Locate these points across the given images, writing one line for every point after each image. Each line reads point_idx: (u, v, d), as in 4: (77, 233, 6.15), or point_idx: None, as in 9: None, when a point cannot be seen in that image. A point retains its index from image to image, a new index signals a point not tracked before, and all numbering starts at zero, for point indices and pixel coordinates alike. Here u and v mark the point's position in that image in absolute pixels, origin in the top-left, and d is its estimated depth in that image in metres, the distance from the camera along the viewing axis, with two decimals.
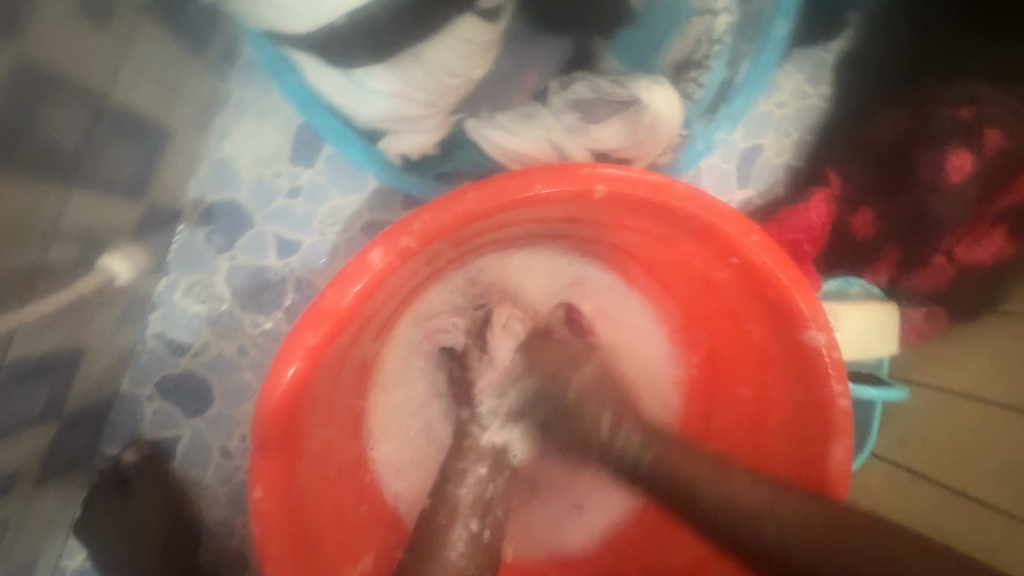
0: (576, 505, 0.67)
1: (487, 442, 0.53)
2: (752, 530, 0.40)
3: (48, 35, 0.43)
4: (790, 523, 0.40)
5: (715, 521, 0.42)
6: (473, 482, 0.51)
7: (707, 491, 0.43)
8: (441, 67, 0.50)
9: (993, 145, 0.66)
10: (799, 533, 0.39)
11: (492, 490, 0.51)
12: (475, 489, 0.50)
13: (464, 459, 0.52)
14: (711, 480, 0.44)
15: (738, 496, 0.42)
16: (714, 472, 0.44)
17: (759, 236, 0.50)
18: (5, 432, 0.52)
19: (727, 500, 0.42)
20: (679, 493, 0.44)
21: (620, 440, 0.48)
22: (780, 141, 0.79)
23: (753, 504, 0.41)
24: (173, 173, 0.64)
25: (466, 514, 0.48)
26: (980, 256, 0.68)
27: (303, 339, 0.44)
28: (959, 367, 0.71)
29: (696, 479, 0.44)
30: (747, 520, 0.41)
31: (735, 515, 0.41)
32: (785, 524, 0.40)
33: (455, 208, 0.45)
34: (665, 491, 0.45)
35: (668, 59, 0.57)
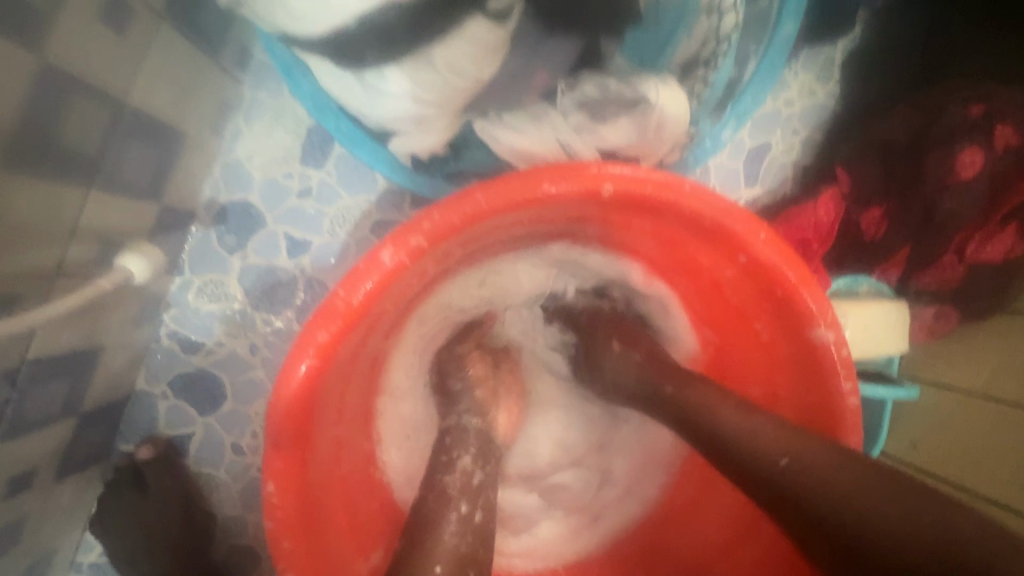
0: (593, 514, 0.67)
1: (471, 429, 0.55)
2: (760, 464, 0.44)
3: (67, 40, 0.44)
4: (812, 473, 0.41)
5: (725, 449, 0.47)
6: (461, 470, 0.51)
7: (728, 421, 0.47)
8: (450, 68, 0.50)
9: (1004, 141, 0.66)
10: (811, 473, 0.41)
11: (480, 476, 0.52)
12: (463, 475, 0.51)
13: (450, 451, 0.53)
14: (731, 421, 0.47)
15: (755, 441, 0.45)
16: (737, 409, 0.48)
17: (767, 235, 0.50)
18: (25, 428, 0.53)
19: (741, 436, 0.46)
20: (704, 430, 0.48)
21: (638, 368, 0.54)
22: (788, 139, 0.79)
23: (769, 442, 0.44)
24: (186, 174, 0.65)
25: (457, 497, 0.49)
26: (990, 253, 0.68)
27: (315, 337, 0.45)
28: (968, 365, 0.72)
29: (718, 414, 0.48)
30: (760, 455, 0.44)
31: (746, 452, 0.45)
32: (797, 463, 0.42)
33: (464, 208, 0.46)
34: (689, 424, 0.49)
35: (675, 59, 0.57)
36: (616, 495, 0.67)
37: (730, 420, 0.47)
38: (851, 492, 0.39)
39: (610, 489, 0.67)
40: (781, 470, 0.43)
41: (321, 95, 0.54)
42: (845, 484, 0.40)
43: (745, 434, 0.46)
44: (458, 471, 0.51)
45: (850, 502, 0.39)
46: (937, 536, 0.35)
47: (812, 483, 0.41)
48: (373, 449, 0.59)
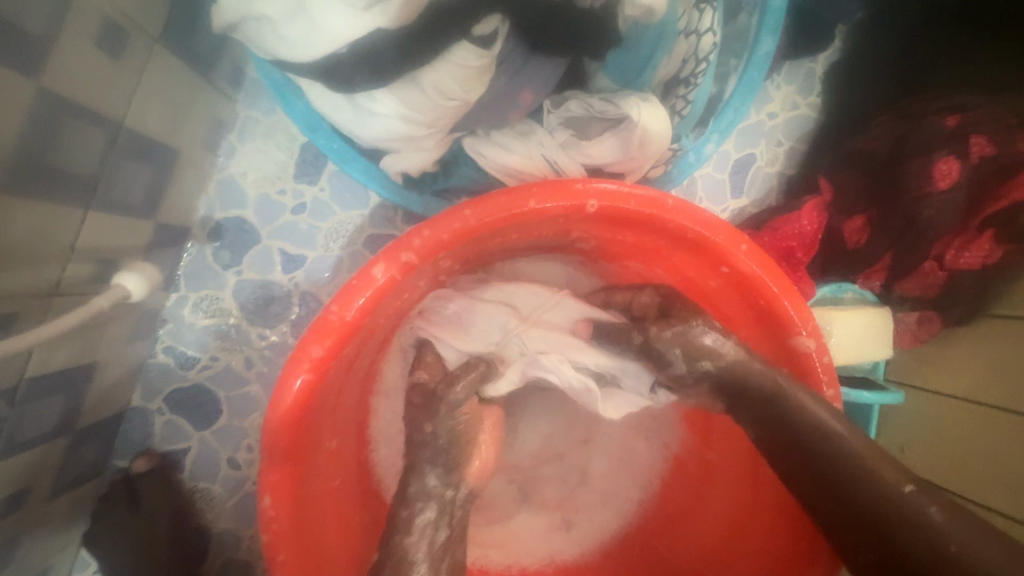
0: (569, 524, 0.67)
1: (434, 484, 0.50)
2: (824, 450, 0.48)
3: (65, 67, 0.45)
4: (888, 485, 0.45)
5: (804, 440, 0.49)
6: (423, 527, 0.48)
7: (817, 420, 0.48)
8: (437, 91, 0.51)
9: (978, 151, 0.67)
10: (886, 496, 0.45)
11: (445, 534, 0.49)
12: (427, 534, 0.48)
13: (412, 504, 0.49)
14: (819, 413, 0.49)
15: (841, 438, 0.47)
16: (821, 402, 0.50)
17: (748, 246, 0.52)
18: (19, 447, 0.53)
19: (810, 423, 0.48)
20: (796, 432, 0.49)
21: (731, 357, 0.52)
22: (772, 150, 0.82)
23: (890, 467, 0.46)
24: (181, 193, 0.66)
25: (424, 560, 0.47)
26: (968, 259, 0.70)
27: (308, 353, 0.46)
28: (952, 371, 0.74)
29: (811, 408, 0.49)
30: (830, 445, 0.48)
31: (818, 436, 0.48)
32: (860, 460, 0.46)
33: (453, 224, 0.47)
34: (768, 409, 0.51)
35: (657, 76, 0.60)
36: (596, 507, 0.68)
37: (814, 402, 0.49)
38: (929, 524, 0.43)
39: (594, 500, 0.68)
40: (847, 460, 0.47)
41: (313, 113, 0.55)
42: (894, 496, 0.45)
43: (833, 431, 0.48)
44: (421, 529, 0.48)
45: (892, 510, 0.45)
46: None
47: (864, 483, 0.46)
48: (366, 460, 0.59)
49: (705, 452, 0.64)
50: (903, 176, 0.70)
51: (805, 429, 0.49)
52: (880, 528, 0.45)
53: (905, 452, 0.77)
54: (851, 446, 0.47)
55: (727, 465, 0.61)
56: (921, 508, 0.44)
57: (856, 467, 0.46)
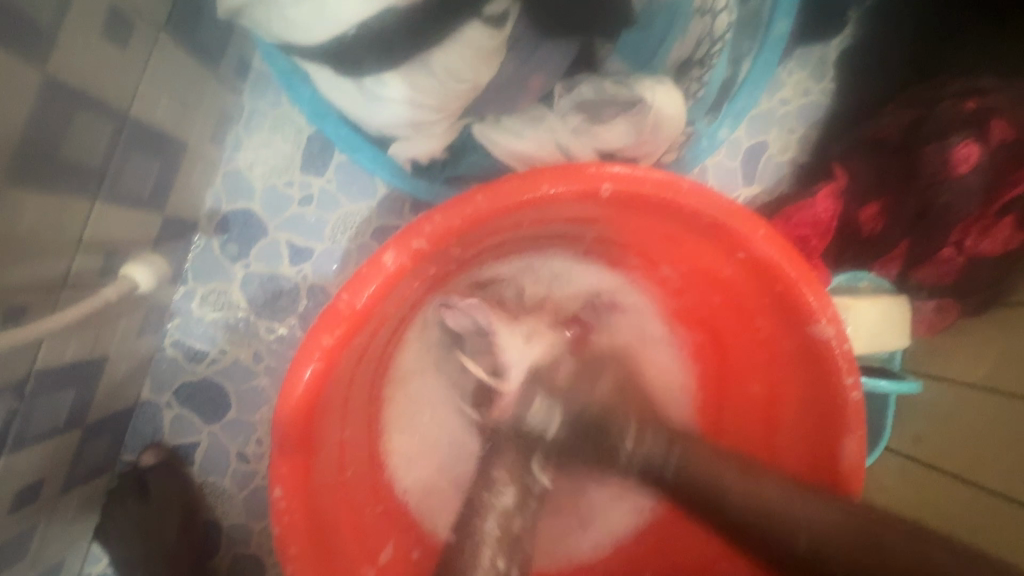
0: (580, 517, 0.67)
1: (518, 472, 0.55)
2: (751, 518, 0.44)
3: (72, 56, 0.45)
4: (818, 530, 0.42)
5: (729, 519, 0.45)
6: (500, 516, 0.53)
7: (735, 492, 0.46)
8: (448, 73, 0.50)
9: (1000, 135, 0.66)
10: (825, 540, 0.41)
11: (519, 522, 0.54)
12: (501, 524, 0.53)
13: (492, 488, 0.54)
14: (732, 482, 0.46)
15: (757, 499, 0.45)
16: (740, 474, 0.47)
17: (766, 231, 0.50)
18: (31, 440, 0.53)
19: (736, 502, 0.45)
20: (716, 501, 0.46)
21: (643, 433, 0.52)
22: (785, 137, 0.80)
23: (806, 512, 0.43)
24: (188, 184, 0.65)
25: (493, 551, 0.51)
26: (988, 247, 0.68)
27: (319, 342, 0.45)
28: (969, 359, 0.73)
29: (723, 483, 0.46)
30: (754, 514, 0.44)
31: (743, 514, 0.45)
32: (788, 520, 0.43)
33: (465, 209, 0.46)
34: (694, 494, 0.47)
35: (671, 58, 0.57)
36: (607, 501, 0.67)
37: (731, 478, 0.46)
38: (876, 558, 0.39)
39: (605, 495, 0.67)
40: (768, 522, 0.44)
41: (321, 102, 0.53)
42: (838, 543, 0.41)
43: (755, 501, 0.45)
44: (495, 518, 0.53)
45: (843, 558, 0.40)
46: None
47: (805, 541, 0.42)
48: (377, 452, 0.59)
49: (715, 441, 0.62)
50: (918, 162, 0.69)
51: (728, 506, 0.45)
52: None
53: (921, 443, 0.76)
54: (775, 507, 0.44)
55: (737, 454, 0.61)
56: (865, 546, 0.40)
57: (776, 526, 0.43)
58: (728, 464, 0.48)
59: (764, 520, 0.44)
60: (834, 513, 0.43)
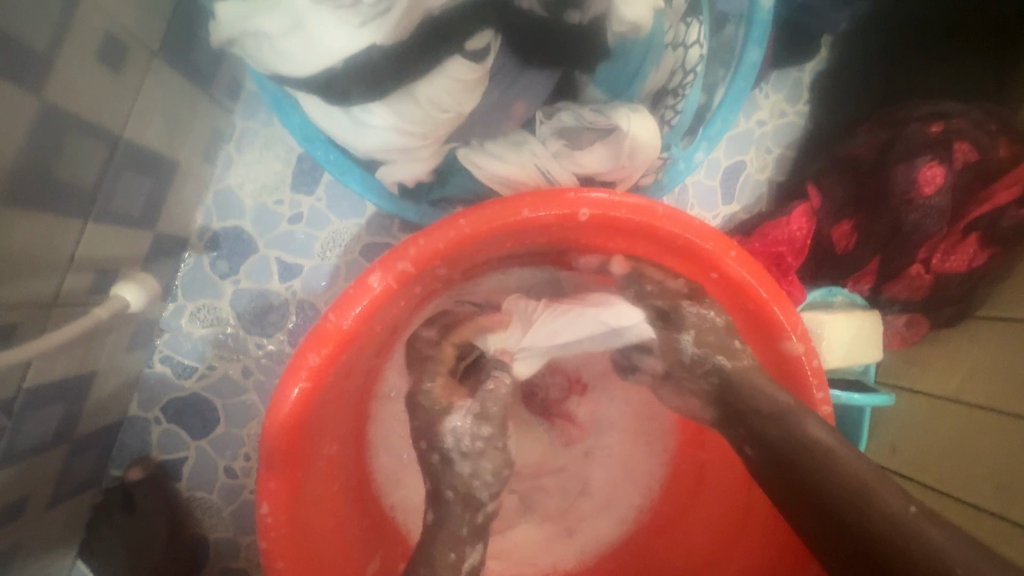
0: (567, 528, 0.68)
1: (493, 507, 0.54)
2: (797, 448, 0.46)
3: (68, 84, 0.46)
4: (869, 491, 0.42)
5: (775, 438, 0.47)
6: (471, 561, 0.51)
7: (805, 427, 0.46)
8: (432, 103, 0.53)
9: (961, 157, 0.69)
10: (872, 498, 0.41)
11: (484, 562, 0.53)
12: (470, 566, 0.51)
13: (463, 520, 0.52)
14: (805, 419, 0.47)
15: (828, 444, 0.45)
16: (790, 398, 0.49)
17: (737, 252, 0.53)
18: (19, 456, 0.54)
19: (771, 405, 0.49)
20: (774, 430, 0.48)
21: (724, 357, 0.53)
22: (762, 157, 0.83)
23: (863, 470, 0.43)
24: (179, 203, 0.67)
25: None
26: (954, 263, 0.71)
27: (306, 360, 0.46)
28: (939, 371, 0.75)
29: (799, 418, 0.47)
30: (809, 445, 0.45)
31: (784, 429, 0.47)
32: (825, 449, 0.45)
33: (448, 233, 0.48)
34: (750, 412, 0.49)
35: (646, 88, 0.61)
36: (592, 516, 0.69)
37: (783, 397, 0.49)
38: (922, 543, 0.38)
39: (590, 507, 0.69)
40: (822, 459, 0.44)
41: (310, 126, 0.55)
42: (854, 488, 0.42)
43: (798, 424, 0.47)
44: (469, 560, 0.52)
45: (857, 493, 0.42)
46: None
47: (830, 473, 0.43)
48: (364, 466, 0.60)
49: (698, 452, 0.64)
50: (889, 182, 0.71)
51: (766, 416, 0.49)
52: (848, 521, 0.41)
53: (897, 453, 0.78)
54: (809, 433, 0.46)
55: (719, 466, 0.62)
56: (881, 500, 0.41)
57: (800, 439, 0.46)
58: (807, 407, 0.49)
59: (800, 437, 0.46)
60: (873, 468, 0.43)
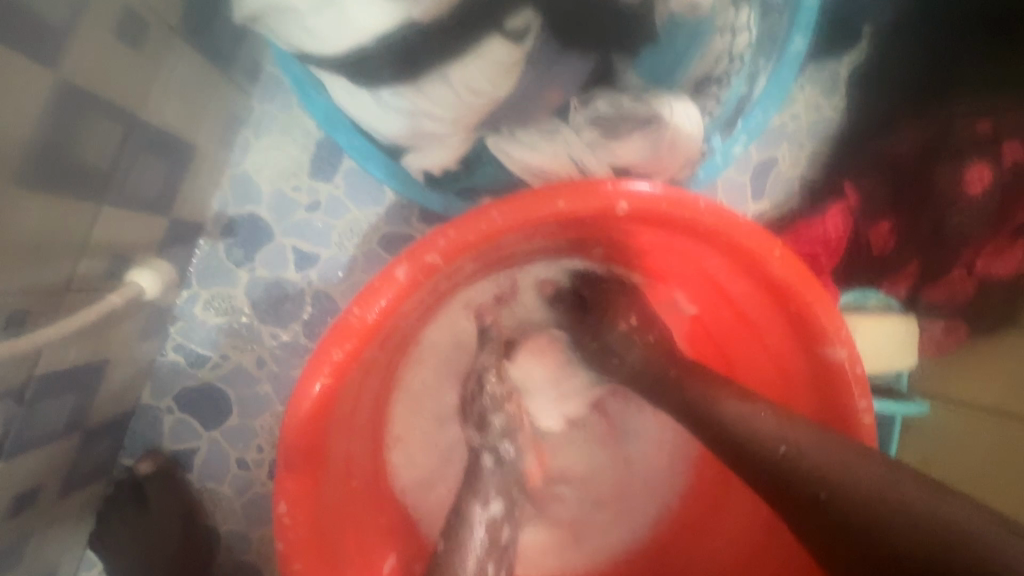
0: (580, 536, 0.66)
1: (491, 509, 0.50)
2: (739, 429, 0.44)
3: (83, 59, 0.44)
4: (796, 438, 0.41)
5: (717, 429, 0.45)
6: (486, 523, 0.49)
7: (732, 411, 0.45)
8: (466, 87, 0.51)
9: (1011, 156, 0.67)
10: (804, 449, 0.40)
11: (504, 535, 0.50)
12: (489, 532, 0.49)
13: (478, 497, 0.50)
14: (729, 401, 0.46)
15: (748, 419, 0.44)
16: (775, 415, 0.43)
17: (783, 252, 0.50)
18: (28, 447, 0.52)
19: (731, 418, 0.44)
20: (712, 416, 0.46)
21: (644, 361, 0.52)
22: (795, 152, 0.78)
23: (770, 427, 0.43)
24: (196, 187, 0.65)
25: (482, 558, 0.47)
26: (1001, 267, 0.68)
27: (329, 356, 0.44)
28: (980, 382, 0.71)
29: (721, 402, 0.46)
30: (731, 420, 0.44)
31: (774, 459, 0.41)
32: (818, 465, 0.39)
33: (479, 225, 0.45)
34: (693, 410, 0.47)
35: (689, 75, 0.57)
36: (610, 526, 0.65)
37: (766, 419, 0.43)
38: (826, 465, 0.39)
39: (607, 523, 0.66)
40: (744, 428, 0.43)
41: (334, 111, 0.53)
42: (848, 468, 0.38)
43: (791, 446, 0.41)
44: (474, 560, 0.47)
45: (889, 515, 0.35)
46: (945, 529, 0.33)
47: (839, 495, 0.37)
48: (380, 465, 0.58)
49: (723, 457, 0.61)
50: (933, 182, 0.69)
51: (755, 449, 0.42)
52: (841, 525, 0.37)
53: (927, 465, 0.75)
54: (800, 445, 0.41)
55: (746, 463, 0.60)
56: (882, 474, 0.37)
57: (788, 458, 0.40)
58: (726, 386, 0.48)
59: (788, 455, 0.41)
60: (879, 458, 0.39)
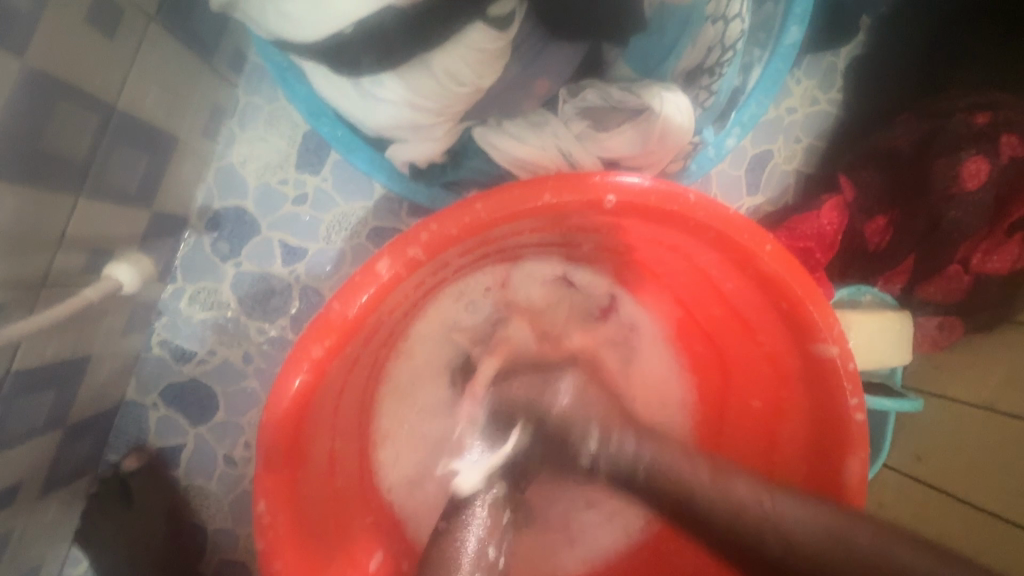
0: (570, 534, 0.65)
1: (492, 492, 0.51)
2: (724, 523, 0.42)
3: (54, 46, 0.43)
4: (786, 530, 0.40)
5: (697, 517, 0.43)
6: (487, 504, 0.50)
7: (710, 501, 0.43)
8: (449, 75, 0.49)
9: (1009, 151, 0.65)
10: (796, 544, 0.39)
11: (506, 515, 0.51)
12: (488, 512, 0.50)
13: (478, 483, 0.51)
14: (706, 489, 0.43)
15: (732, 510, 0.42)
16: (761, 503, 0.42)
17: (773, 246, 0.49)
18: (5, 445, 0.51)
19: (714, 505, 0.43)
20: (689, 506, 0.44)
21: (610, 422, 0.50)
22: (790, 146, 0.77)
23: (756, 519, 0.41)
24: (179, 179, 0.63)
25: (483, 540, 0.48)
26: (995, 264, 0.67)
27: (309, 352, 0.43)
28: (974, 378, 0.71)
29: (694, 490, 0.44)
30: (714, 510, 0.43)
31: (769, 560, 0.40)
32: (815, 556, 0.39)
33: (462, 218, 0.44)
34: (662, 498, 0.45)
35: (680, 66, 0.56)
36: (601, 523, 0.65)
37: (753, 508, 0.42)
38: (823, 556, 0.39)
39: (597, 522, 0.65)
40: (731, 519, 0.42)
41: (316, 99, 0.53)
42: (844, 554, 0.38)
43: (785, 544, 0.40)
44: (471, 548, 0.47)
45: None
46: None
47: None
48: (366, 462, 0.58)
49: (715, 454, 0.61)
50: (930, 176, 0.67)
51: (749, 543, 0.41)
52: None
53: (921, 462, 0.74)
54: (785, 534, 0.40)
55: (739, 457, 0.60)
56: (878, 552, 0.37)
57: (783, 556, 0.40)
58: (700, 462, 0.46)
59: (783, 555, 0.40)
60: (867, 525, 0.39)
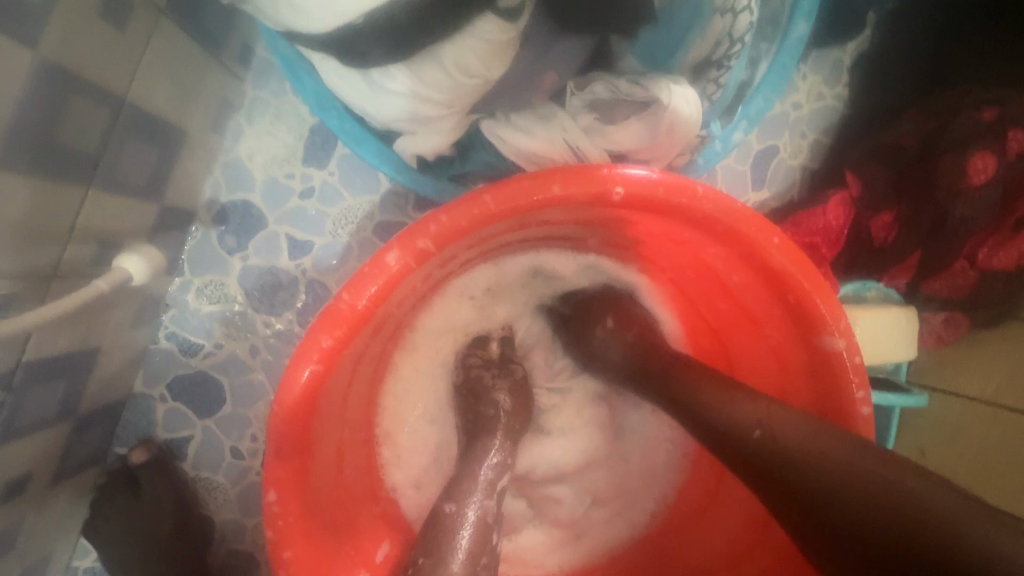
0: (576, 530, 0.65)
1: (480, 497, 0.48)
2: (719, 419, 0.43)
3: (66, 38, 0.43)
4: (776, 425, 0.40)
5: (698, 419, 0.45)
6: (480, 505, 0.47)
7: (711, 401, 0.44)
8: (459, 67, 0.50)
9: (1015, 146, 0.66)
10: (779, 433, 0.39)
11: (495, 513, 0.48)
12: (481, 510, 0.47)
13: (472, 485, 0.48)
14: (708, 391, 0.45)
15: (726, 407, 0.43)
16: (754, 402, 0.43)
17: (781, 239, 0.49)
18: (17, 434, 0.51)
19: (713, 405, 0.44)
20: (693, 411, 0.45)
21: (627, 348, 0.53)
22: (796, 142, 0.77)
23: (747, 413, 0.42)
24: (187, 173, 0.64)
25: (473, 538, 0.45)
26: (1001, 260, 0.68)
27: (319, 343, 0.43)
28: (978, 373, 0.71)
29: (699, 391, 0.46)
30: (712, 409, 0.44)
31: (749, 446, 0.40)
32: (791, 446, 0.38)
33: (472, 210, 0.44)
34: (671, 398, 0.47)
35: (688, 59, 0.56)
36: (607, 516, 0.65)
37: (746, 406, 0.42)
38: (801, 450, 0.38)
39: (605, 515, 0.65)
40: (722, 414, 0.43)
41: (325, 93, 0.53)
42: (821, 450, 0.37)
43: (765, 431, 0.40)
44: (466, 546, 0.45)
45: (857, 494, 0.34)
46: (915, 515, 0.32)
47: (811, 473, 0.37)
48: (373, 454, 0.58)
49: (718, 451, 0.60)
50: (936, 173, 0.68)
51: (733, 435, 0.42)
52: (814, 511, 0.36)
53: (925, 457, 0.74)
54: (768, 433, 0.40)
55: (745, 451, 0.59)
56: (858, 457, 0.36)
57: (762, 442, 0.40)
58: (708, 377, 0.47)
59: (762, 441, 0.40)
60: (858, 442, 0.37)
